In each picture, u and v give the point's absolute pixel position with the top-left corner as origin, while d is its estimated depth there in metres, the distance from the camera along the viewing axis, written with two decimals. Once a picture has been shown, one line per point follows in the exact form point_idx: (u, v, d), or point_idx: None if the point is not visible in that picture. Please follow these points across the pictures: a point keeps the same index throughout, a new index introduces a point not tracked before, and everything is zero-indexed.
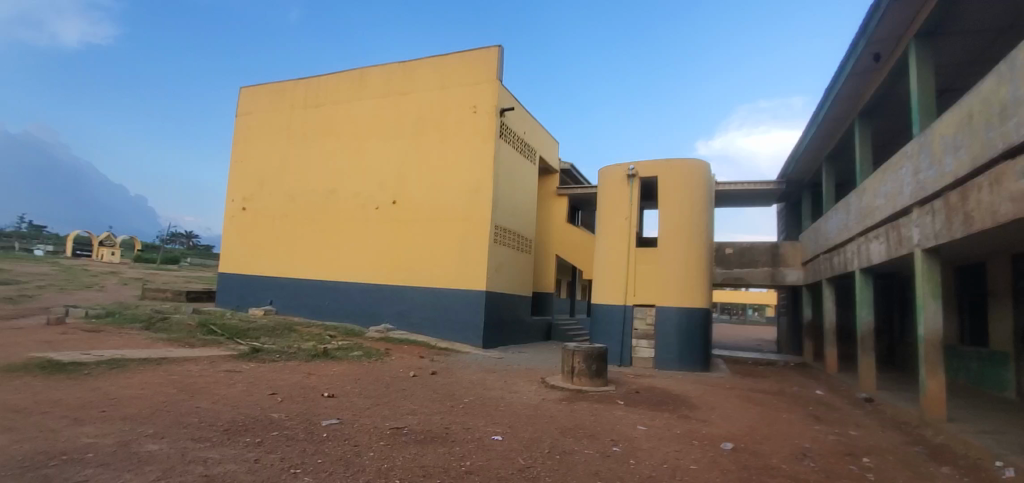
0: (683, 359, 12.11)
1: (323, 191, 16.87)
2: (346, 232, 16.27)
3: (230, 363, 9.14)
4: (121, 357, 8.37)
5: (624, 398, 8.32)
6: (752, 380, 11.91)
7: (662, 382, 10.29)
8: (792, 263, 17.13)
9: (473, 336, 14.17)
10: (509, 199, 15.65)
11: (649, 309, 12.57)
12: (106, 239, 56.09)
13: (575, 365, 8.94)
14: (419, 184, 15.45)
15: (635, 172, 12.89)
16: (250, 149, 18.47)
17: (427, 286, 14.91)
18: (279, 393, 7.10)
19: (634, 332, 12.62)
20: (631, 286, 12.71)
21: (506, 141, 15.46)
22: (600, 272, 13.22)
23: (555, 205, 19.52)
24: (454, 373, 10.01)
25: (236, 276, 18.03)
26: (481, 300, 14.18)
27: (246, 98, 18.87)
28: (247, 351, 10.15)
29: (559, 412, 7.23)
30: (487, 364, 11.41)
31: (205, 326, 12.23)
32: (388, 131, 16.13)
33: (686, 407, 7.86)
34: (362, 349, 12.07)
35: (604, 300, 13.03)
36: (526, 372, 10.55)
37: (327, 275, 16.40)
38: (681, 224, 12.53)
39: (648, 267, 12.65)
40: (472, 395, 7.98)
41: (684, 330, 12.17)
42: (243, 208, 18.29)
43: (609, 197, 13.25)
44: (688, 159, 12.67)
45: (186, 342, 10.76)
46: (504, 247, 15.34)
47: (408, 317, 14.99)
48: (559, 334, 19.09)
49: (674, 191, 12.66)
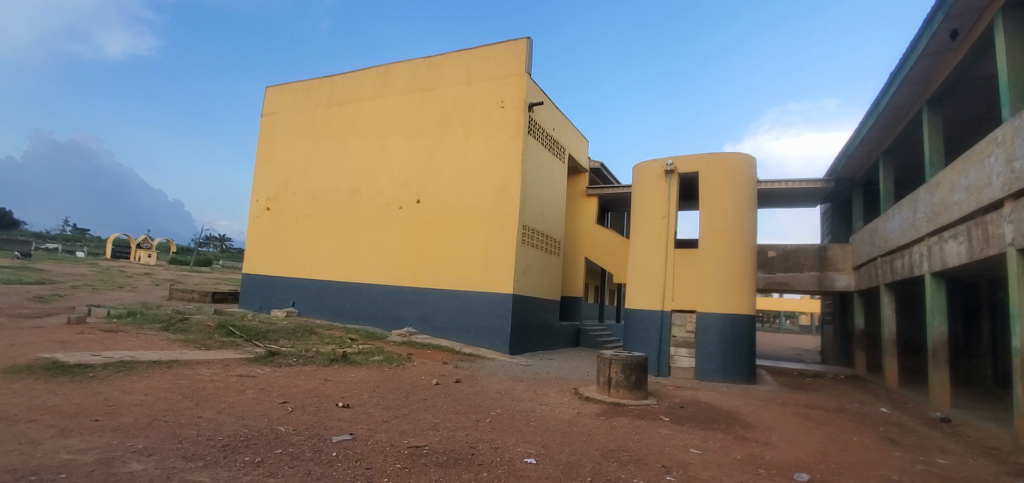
0: (727, 370, 11.13)
1: (347, 190, 16.46)
2: (370, 232, 15.81)
3: (243, 367, 8.66)
4: (130, 359, 7.96)
5: (668, 413, 7.48)
6: (804, 394, 10.85)
7: (707, 396, 9.38)
8: (842, 267, 15.89)
9: (499, 341, 13.47)
10: (538, 198, 14.93)
11: (689, 316, 11.63)
12: (144, 242, 57.83)
13: (612, 376, 8.13)
14: (444, 183, 14.87)
15: (674, 168, 12.02)
16: (274, 148, 18.24)
17: (451, 288, 14.30)
18: (290, 402, 6.53)
19: (672, 339, 11.70)
20: (670, 290, 11.80)
21: (535, 137, 14.76)
22: (634, 274, 12.36)
23: (584, 206, 18.71)
24: (480, 382, 9.32)
25: (259, 276, 17.79)
26: (508, 304, 13.48)
27: (272, 97, 18.67)
28: (263, 354, 9.68)
29: (598, 429, 6.45)
30: (514, 372, 10.68)
31: (224, 328, 11.86)
32: (413, 129, 15.62)
33: (740, 427, 6.97)
34: (383, 354, 11.50)
35: (638, 305, 12.17)
36: (557, 381, 9.79)
37: (350, 277, 15.96)
38: (725, 223, 11.58)
39: (689, 270, 11.72)
40: (500, 407, 7.27)
41: (728, 338, 11.20)
42: (267, 208, 18.04)
43: (644, 195, 12.43)
44: (733, 154, 11.75)
45: (203, 344, 10.36)
46: (532, 248, 14.59)
47: (431, 321, 14.40)
48: (588, 340, 18.24)
49: (716, 189, 11.74)
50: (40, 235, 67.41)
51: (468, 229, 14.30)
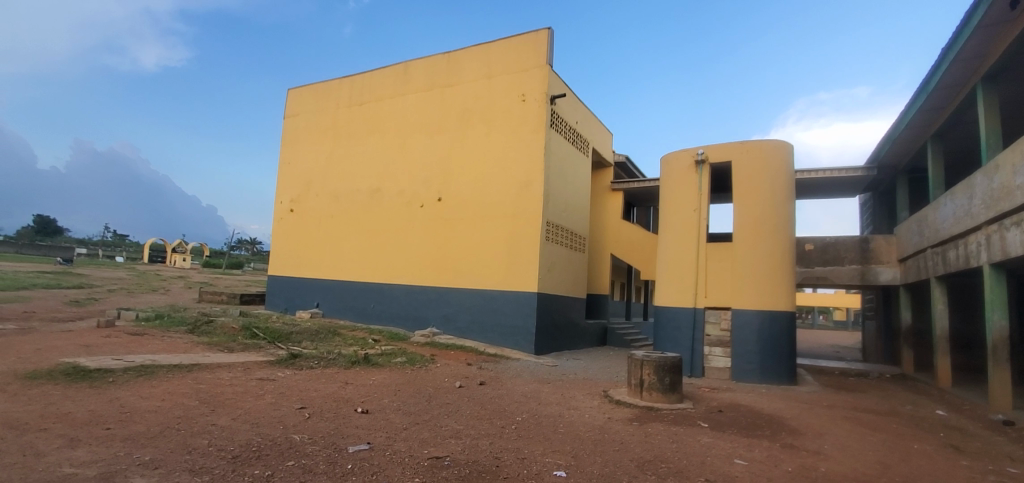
0: (765, 370, 10.51)
1: (368, 189, 16.34)
2: (391, 232, 15.63)
3: (264, 370, 8.52)
4: (151, 363, 7.89)
5: (706, 418, 6.98)
6: (851, 396, 10.15)
7: (745, 398, 8.82)
8: (886, 260, 14.96)
9: (524, 341, 13.11)
10: (561, 193, 14.49)
11: (724, 313, 11.03)
12: (179, 247, 59.54)
13: (644, 378, 7.66)
14: (465, 180, 14.58)
15: (704, 157, 11.44)
16: (296, 150, 18.26)
17: (474, 287, 14.00)
18: (308, 407, 6.30)
19: (706, 338, 11.13)
20: (702, 286, 11.22)
21: (557, 131, 14.33)
22: (664, 270, 11.84)
23: (609, 201, 18.17)
24: (505, 384, 8.97)
25: (284, 278, 17.85)
26: (532, 302, 13.10)
27: (294, 100, 18.70)
28: (284, 356, 9.54)
29: (631, 437, 6.02)
30: (540, 373, 10.31)
31: (248, 330, 11.82)
32: (432, 126, 15.38)
33: (787, 433, 6.43)
34: (406, 355, 11.26)
35: (669, 302, 11.63)
36: (585, 383, 9.36)
37: (373, 277, 15.84)
38: (761, 214, 10.95)
39: (722, 265, 11.12)
40: (526, 412, 6.90)
41: (766, 336, 10.58)
42: (290, 210, 18.07)
43: (673, 187, 11.89)
44: (768, 142, 11.10)
45: (226, 347, 10.29)
46: (556, 245, 14.17)
47: (454, 321, 14.13)
48: (616, 339, 17.73)
49: (751, 179, 11.12)
50: (82, 242, 70.13)
51: (490, 226, 13.97)
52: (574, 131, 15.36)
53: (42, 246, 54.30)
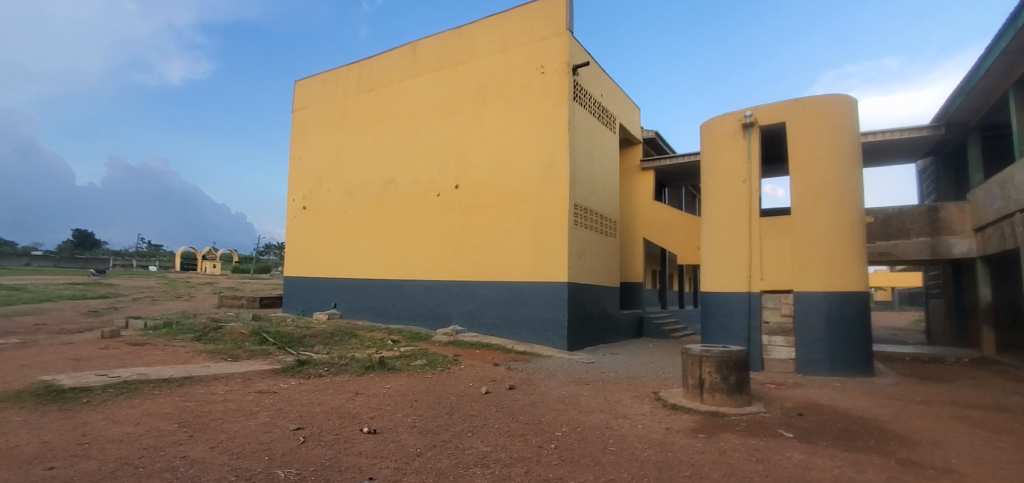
0: (838, 361, 9.09)
1: (381, 180, 15.33)
2: (407, 224, 14.63)
3: (266, 380, 7.56)
4: (138, 378, 7.07)
5: (788, 426, 5.71)
6: (943, 387, 8.68)
7: (822, 396, 7.48)
8: (959, 230, 13.06)
9: (556, 336, 11.95)
10: (589, 173, 13.23)
11: (784, 297, 9.63)
12: (208, 254, 60.33)
13: (704, 378, 6.43)
14: (483, 164, 13.44)
15: (753, 120, 10.04)
16: (307, 144, 17.40)
17: (498, 280, 12.89)
18: (305, 427, 5.28)
19: (763, 326, 9.74)
20: (757, 267, 9.84)
21: (582, 105, 13.06)
22: (710, 250, 10.50)
23: (640, 181, 16.80)
24: (539, 388, 7.83)
25: (300, 278, 17.09)
26: (562, 293, 11.93)
27: (301, 92, 17.84)
28: (291, 363, 8.55)
29: (701, 455, 4.81)
30: (576, 372, 9.13)
31: (257, 336, 10.95)
32: (446, 108, 14.27)
33: (897, 445, 5.13)
34: (427, 357, 10.22)
35: (718, 287, 10.28)
36: (630, 383, 8.16)
37: (391, 274, 14.87)
38: (823, 182, 9.53)
39: (779, 242, 9.74)
40: (567, 423, 5.74)
41: (836, 321, 9.16)
42: (303, 208, 17.24)
43: (717, 156, 10.52)
44: (829, 97, 9.63)
45: (231, 355, 9.39)
46: (586, 230, 12.94)
47: (479, 317, 13.06)
48: (653, 330, 16.42)
49: (809, 141, 9.71)
50: (118, 254, 71.67)
51: (513, 213, 12.82)
52: (600, 105, 14.07)
53: (79, 259, 55.43)
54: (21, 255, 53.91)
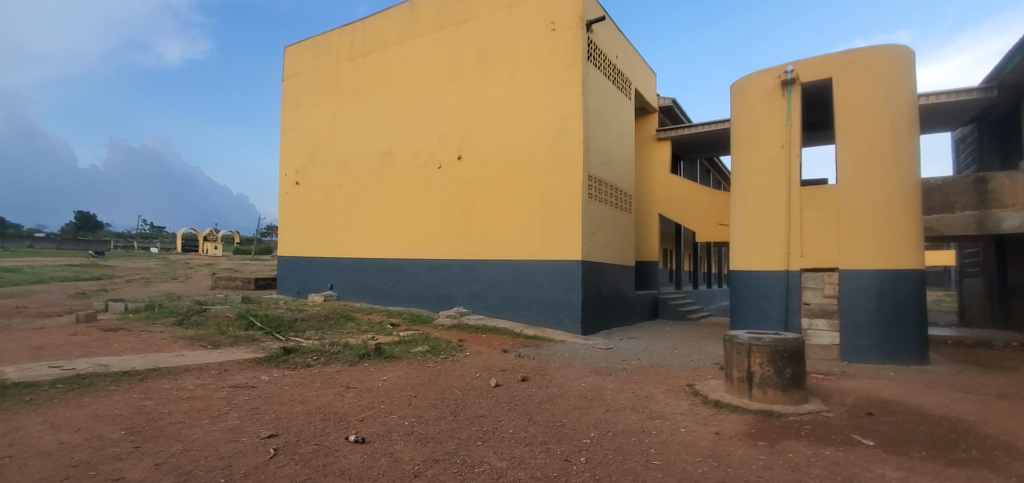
0: (889, 347, 8.12)
1: (378, 152, 14.24)
2: (406, 199, 13.59)
3: (245, 371, 6.62)
4: (96, 371, 6.15)
5: (862, 430, 4.75)
6: (1009, 377, 7.72)
7: (882, 389, 6.52)
8: (1012, 203, 11.71)
9: (569, 319, 11.01)
10: (604, 141, 12.12)
11: (828, 276, 8.59)
12: (209, 235, 59.54)
13: (754, 370, 5.46)
14: (489, 132, 12.32)
15: (795, 76, 8.91)
16: (299, 115, 16.28)
17: (505, 258, 11.90)
18: (280, 435, 4.33)
19: (803, 308, 8.75)
20: (796, 242, 8.81)
21: (596, 66, 11.89)
22: (741, 224, 9.44)
23: (655, 153, 15.67)
24: (555, 379, 6.90)
25: (294, 258, 16.14)
26: (576, 273, 10.94)
27: (292, 58, 16.64)
28: (276, 351, 7.60)
29: (770, 472, 3.84)
30: (595, 360, 8.18)
31: (243, 319, 10.03)
32: (447, 72, 13.10)
33: (1008, 460, 4.16)
34: (428, 343, 9.28)
35: (749, 264, 9.25)
36: (657, 374, 7.20)
37: (389, 252, 13.91)
38: (874, 145, 8.43)
39: (822, 214, 8.68)
40: (595, 427, 4.79)
41: (887, 302, 8.16)
42: (296, 183, 16.19)
43: (751, 118, 9.41)
44: (883, 49, 8.48)
45: (212, 342, 8.46)
46: (601, 204, 11.88)
47: (484, 299, 12.11)
48: (669, 311, 15.48)
49: (858, 99, 8.59)
50: (121, 235, 70.73)
51: (521, 186, 11.77)
52: (615, 68, 12.88)
53: (81, 241, 54.52)
54: (20, 236, 53.14)
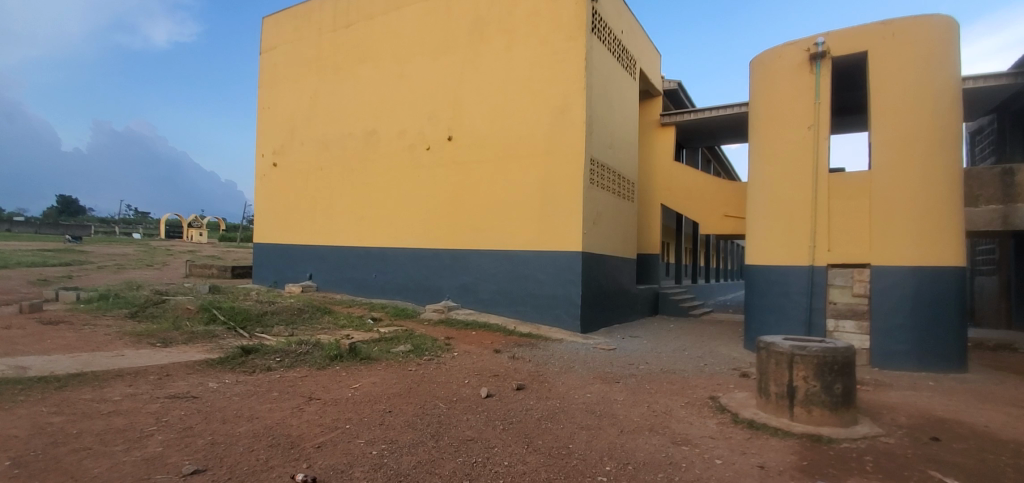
0: (925, 352, 7.29)
1: (362, 132, 13.16)
2: (392, 182, 12.54)
3: (191, 377, 5.62)
4: (6, 376, 5.13)
5: (937, 464, 3.86)
6: None
7: (931, 405, 5.67)
8: None
9: (567, 316, 10.10)
10: (607, 123, 11.15)
11: (857, 273, 7.74)
12: (194, 221, 57.78)
13: (797, 384, 4.59)
14: (482, 110, 11.28)
15: (825, 49, 8.01)
16: (277, 91, 15.10)
17: (499, 249, 10.93)
18: (209, 470, 3.37)
19: (828, 307, 7.88)
20: (822, 234, 7.93)
21: (601, 40, 10.89)
22: (759, 215, 8.58)
23: (659, 139, 14.74)
24: (555, 388, 5.97)
25: (271, 245, 15.05)
26: (575, 266, 10.01)
27: (271, 30, 15.43)
28: (233, 351, 6.58)
29: None
30: (598, 364, 7.27)
31: (205, 312, 8.99)
32: (438, 45, 12.02)
33: None
34: (411, 341, 8.30)
35: (769, 259, 8.38)
36: (671, 382, 6.31)
37: (373, 240, 12.87)
38: (913, 127, 7.54)
39: (852, 204, 7.80)
40: (610, 457, 3.87)
41: (925, 303, 7.32)
42: (274, 164, 15.05)
43: (774, 97, 8.50)
44: (925, 19, 7.58)
45: (163, 339, 7.43)
46: (603, 191, 10.93)
47: (475, 292, 11.16)
48: (670, 307, 14.64)
49: (895, 76, 7.69)
50: (103, 220, 68.55)
51: (517, 170, 10.77)
52: (621, 44, 11.89)
53: (59, 225, 52.43)
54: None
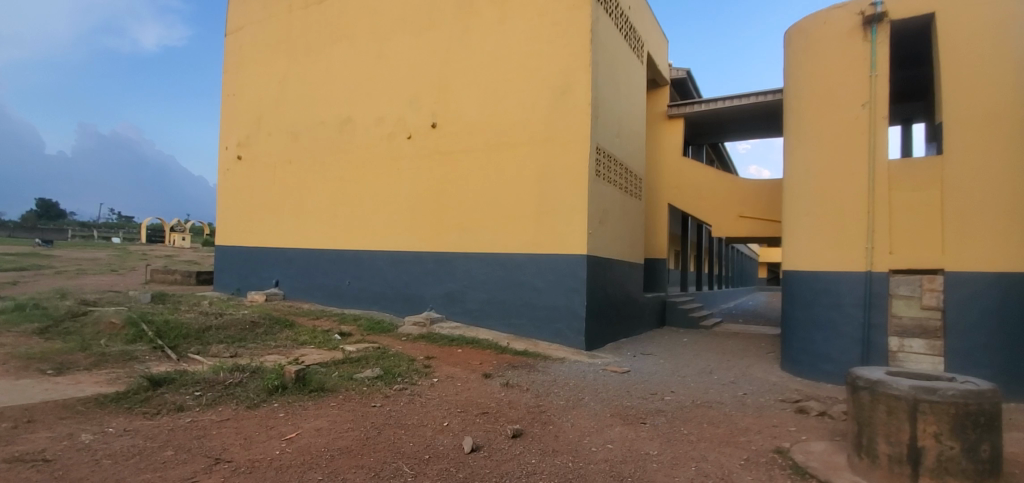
0: (1015, 380, 5.94)
1: (335, 119, 11.64)
2: (368, 177, 11.03)
3: (62, 427, 4.06)
4: None
5: None
6: None
7: None
8: None
9: (569, 331, 8.63)
10: (613, 108, 9.73)
11: (927, 282, 6.32)
12: (176, 226, 55.00)
13: (924, 445, 3.20)
14: (471, 93, 9.83)
15: (883, 10, 6.63)
16: (243, 76, 13.54)
17: (489, 252, 9.44)
18: None
19: (890, 324, 6.47)
20: (882, 233, 6.54)
21: (608, 12, 9.47)
22: (801, 210, 7.20)
23: (666, 132, 13.37)
24: (562, 434, 4.46)
25: (235, 247, 13.43)
26: (578, 272, 8.56)
27: (238, 8, 13.89)
28: (138, 383, 5.02)
29: None
30: (613, 395, 5.78)
31: (132, 327, 7.38)
32: (421, 20, 10.56)
33: None
34: (382, 363, 6.76)
35: (816, 264, 6.98)
36: (714, 424, 4.83)
37: (347, 242, 11.33)
38: (995, 103, 6.17)
39: (919, 196, 6.41)
40: None
41: (1011, 318, 5.98)
42: (238, 157, 13.46)
43: (820, 70, 7.13)
44: None
45: (60, 364, 5.84)
46: (609, 185, 9.49)
47: (462, 302, 9.66)
48: (679, 318, 13.22)
49: (971, 41, 6.32)
50: (85, 223, 66.23)
51: (510, 160, 9.31)
52: (628, 21, 10.50)
53: (34, 229, 50.18)
54: None
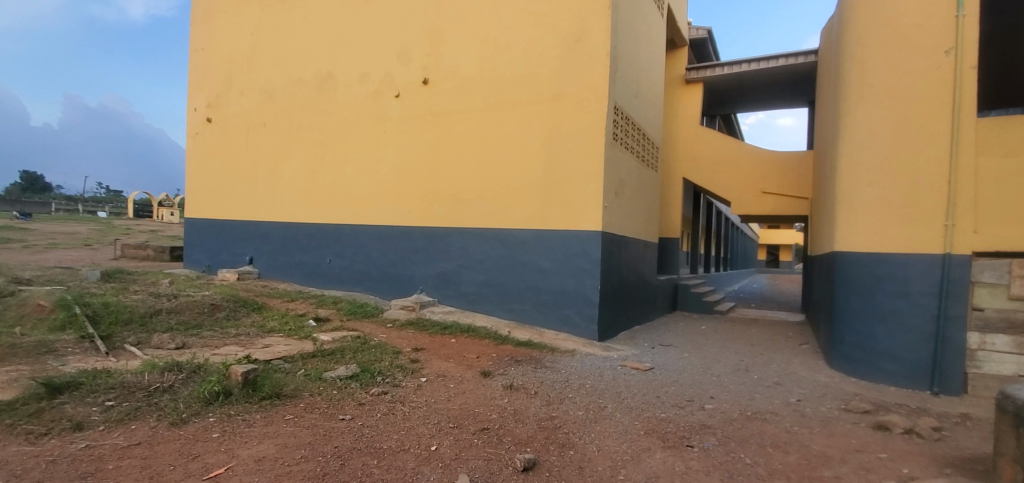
0: None
1: (314, 76, 10.29)
2: (350, 141, 9.76)
3: None
4: None
5: None
6: None
7: None
8: None
9: (578, 319, 7.53)
10: (632, 64, 8.44)
11: (1020, 267, 5.26)
12: (161, 201, 53.24)
13: None
14: (468, 43, 8.51)
15: None
16: (212, 27, 12.06)
17: (487, 228, 8.26)
18: None
19: (970, 316, 5.42)
20: (965, 208, 5.41)
21: None
22: (861, 181, 6.02)
23: (684, 98, 12.10)
24: (588, 465, 3.35)
25: (206, 220, 12.16)
26: (590, 251, 7.42)
27: None
28: (33, 389, 3.84)
29: None
30: (643, 403, 4.67)
31: (60, 312, 6.16)
32: None
33: None
34: (359, 358, 5.62)
35: (879, 245, 5.86)
36: (779, 447, 3.75)
37: (327, 215, 10.11)
38: None
39: (1013, 164, 5.28)
40: None
41: None
42: (207, 119, 12.08)
43: (891, 10, 5.86)
44: None
45: None
46: (625, 151, 8.28)
47: (456, 284, 8.52)
48: (692, 302, 12.18)
49: None
50: (68, 197, 64.11)
51: (513, 122, 8.06)
52: None
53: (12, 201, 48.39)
54: None
